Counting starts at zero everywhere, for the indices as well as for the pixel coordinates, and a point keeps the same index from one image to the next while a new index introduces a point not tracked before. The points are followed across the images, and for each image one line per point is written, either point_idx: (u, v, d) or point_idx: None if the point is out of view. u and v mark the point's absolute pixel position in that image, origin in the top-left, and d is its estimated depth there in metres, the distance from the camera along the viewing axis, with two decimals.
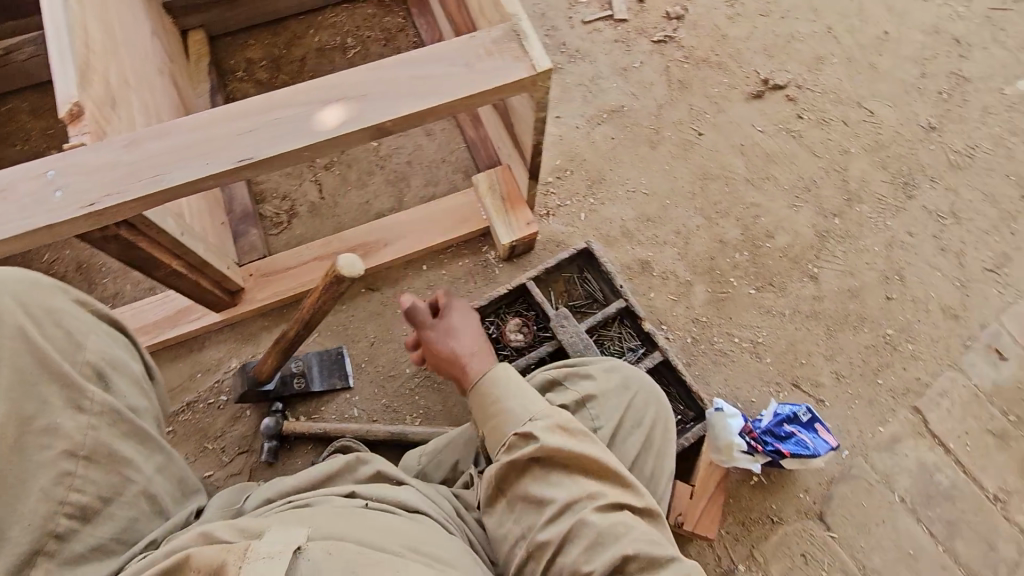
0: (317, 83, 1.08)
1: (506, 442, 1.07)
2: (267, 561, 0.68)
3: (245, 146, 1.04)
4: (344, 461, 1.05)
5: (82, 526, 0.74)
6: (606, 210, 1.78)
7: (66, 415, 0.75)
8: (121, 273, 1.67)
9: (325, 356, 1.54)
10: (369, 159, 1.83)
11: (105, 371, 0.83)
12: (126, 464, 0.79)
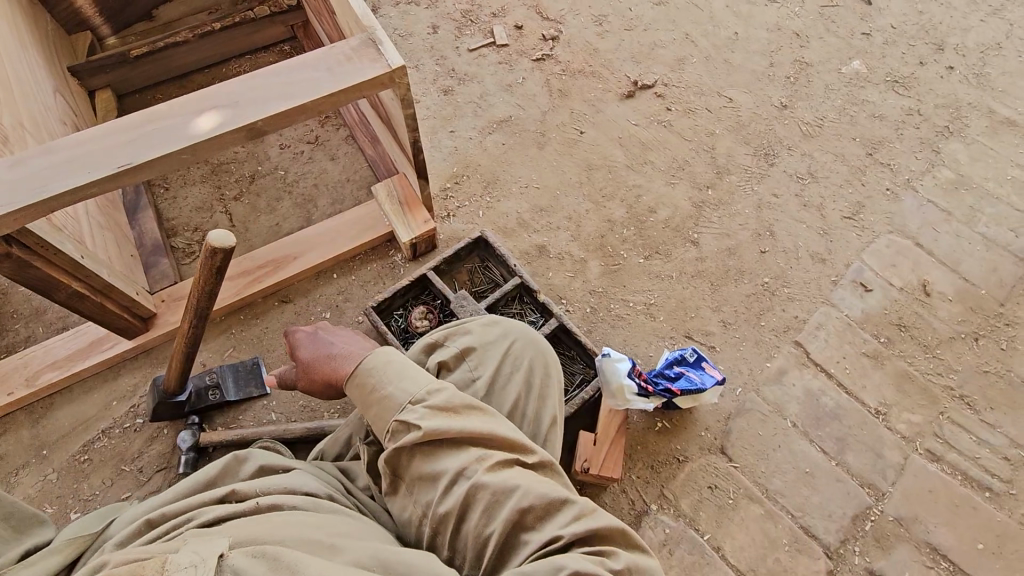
0: (192, 97, 1.20)
1: (389, 429, 1.11)
2: (191, 569, 0.74)
3: (123, 157, 1.14)
4: (224, 465, 1.12)
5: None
6: (502, 206, 1.92)
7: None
8: (33, 317, 1.71)
9: (241, 367, 1.58)
10: (277, 187, 1.94)
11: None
12: None
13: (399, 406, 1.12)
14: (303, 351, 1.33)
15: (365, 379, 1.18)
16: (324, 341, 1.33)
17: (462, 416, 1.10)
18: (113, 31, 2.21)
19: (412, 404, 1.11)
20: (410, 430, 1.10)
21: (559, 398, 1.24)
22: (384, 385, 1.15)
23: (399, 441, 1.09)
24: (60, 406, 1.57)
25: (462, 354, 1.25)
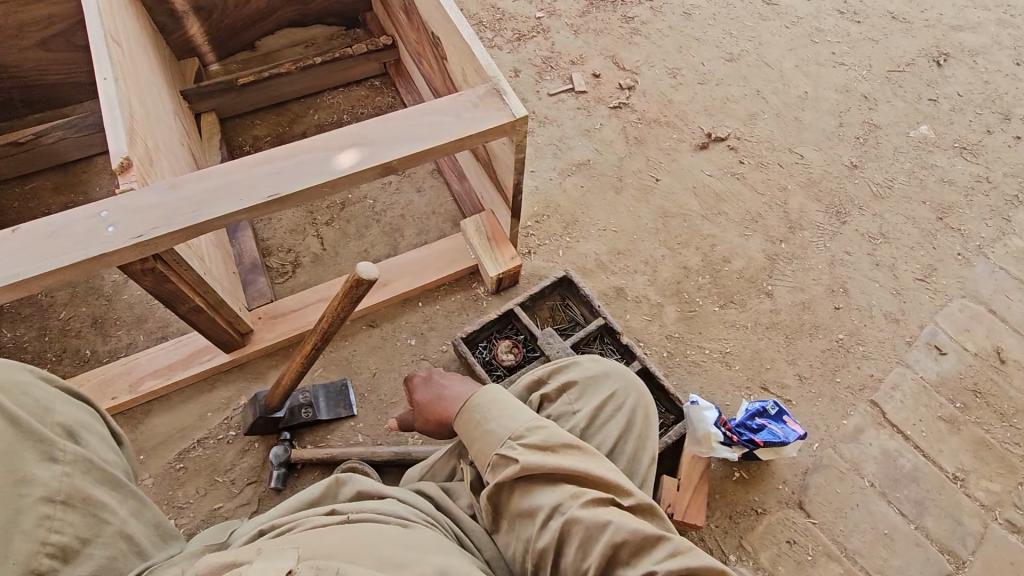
0: (329, 136, 1.29)
1: (490, 463, 1.17)
2: None
3: (263, 187, 1.21)
4: (325, 486, 1.17)
5: (62, 566, 0.74)
6: (580, 247, 1.99)
7: (41, 466, 0.78)
8: (134, 325, 1.79)
9: (330, 387, 1.65)
10: (366, 215, 2.03)
11: (72, 429, 0.87)
12: (101, 507, 0.82)
13: (500, 441, 1.17)
14: (420, 395, 1.40)
15: (470, 417, 1.23)
16: (437, 384, 1.38)
17: (559, 453, 1.13)
18: (218, 59, 2.36)
19: (512, 440, 1.16)
20: (508, 465, 1.14)
21: (659, 440, 1.25)
22: (488, 422, 1.21)
23: (499, 476, 1.14)
24: (157, 413, 1.63)
25: (563, 388, 1.29)
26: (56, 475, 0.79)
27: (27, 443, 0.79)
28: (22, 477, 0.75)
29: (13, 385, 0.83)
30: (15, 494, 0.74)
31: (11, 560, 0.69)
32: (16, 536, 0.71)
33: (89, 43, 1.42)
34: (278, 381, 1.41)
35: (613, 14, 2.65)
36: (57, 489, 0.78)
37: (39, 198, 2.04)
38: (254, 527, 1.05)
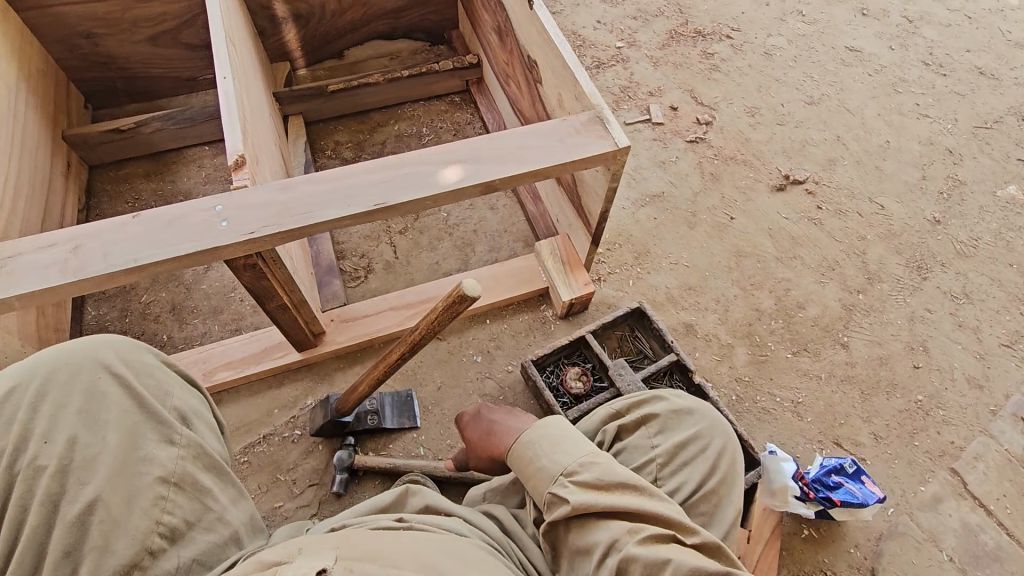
0: (429, 152, 1.31)
1: (545, 501, 1.12)
2: None
3: (365, 198, 1.23)
4: (394, 494, 1.14)
5: (168, 547, 0.82)
6: (651, 279, 1.97)
7: (159, 448, 0.88)
8: (210, 315, 1.83)
9: (396, 398, 1.65)
10: (439, 227, 2.05)
11: (187, 415, 0.96)
12: (206, 493, 0.90)
13: (551, 479, 1.13)
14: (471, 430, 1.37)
15: (520, 461, 1.18)
16: (485, 418, 1.37)
17: (615, 491, 1.09)
18: (307, 64, 2.44)
19: (564, 477, 1.12)
20: (559, 506, 1.09)
21: (743, 484, 1.21)
22: (537, 463, 1.16)
23: (552, 514, 1.10)
24: (227, 404, 1.66)
25: (641, 420, 1.26)
26: (172, 457, 0.88)
27: (150, 426, 0.89)
28: (144, 457, 0.86)
29: (141, 371, 0.94)
30: (137, 473, 0.85)
31: (128, 533, 0.80)
32: (134, 513, 0.82)
33: (212, 44, 1.49)
34: (354, 388, 1.41)
35: (693, 49, 2.66)
36: (170, 471, 0.87)
37: (131, 183, 2.12)
38: (330, 524, 1.04)
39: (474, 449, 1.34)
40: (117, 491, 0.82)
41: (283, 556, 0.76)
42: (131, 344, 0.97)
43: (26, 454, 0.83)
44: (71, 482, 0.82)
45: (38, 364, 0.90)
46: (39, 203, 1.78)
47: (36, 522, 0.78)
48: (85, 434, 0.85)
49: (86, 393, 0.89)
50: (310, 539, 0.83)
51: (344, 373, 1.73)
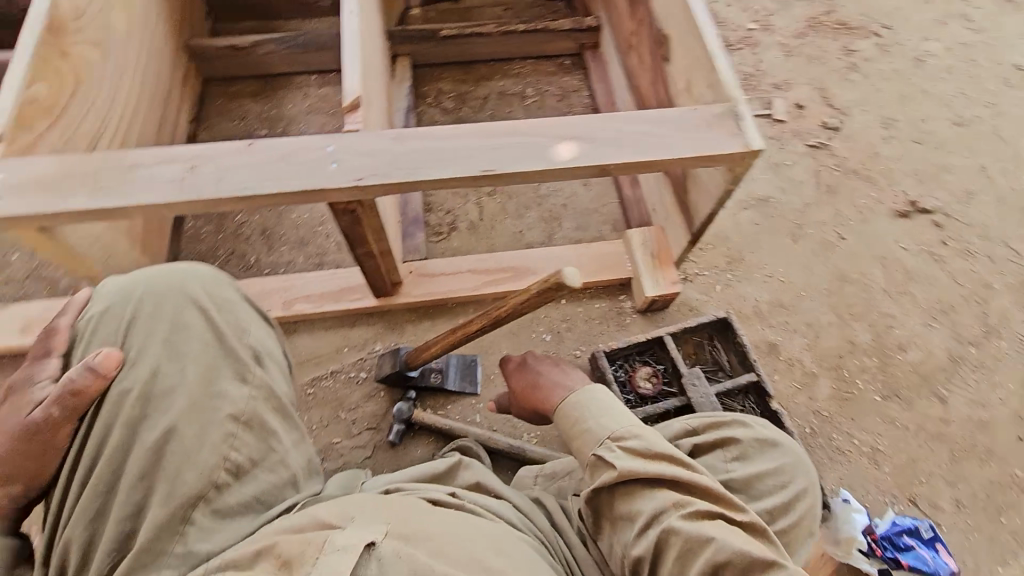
0: (538, 127, 1.24)
1: (587, 462, 1.09)
2: (338, 556, 0.67)
3: (468, 165, 1.18)
4: (448, 463, 1.09)
5: (233, 482, 0.84)
6: (741, 288, 1.85)
7: (233, 385, 0.88)
8: (297, 245, 1.87)
9: (460, 360, 1.65)
10: (529, 196, 1.99)
11: (262, 354, 0.94)
12: (272, 435, 0.89)
13: (597, 440, 1.10)
14: (515, 379, 1.33)
15: (571, 418, 1.16)
16: (532, 369, 1.32)
17: (661, 462, 1.05)
18: (422, 4, 2.37)
19: (610, 441, 1.08)
20: (605, 467, 1.06)
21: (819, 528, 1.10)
22: (586, 425, 1.12)
23: (596, 478, 1.07)
24: (301, 335, 1.71)
25: (718, 442, 1.16)
26: (243, 396, 0.88)
27: (226, 363, 0.90)
28: (218, 391, 0.87)
29: (223, 307, 0.94)
30: (209, 408, 0.85)
31: (197, 466, 0.81)
32: (203, 446, 0.83)
33: None
34: (429, 347, 1.41)
35: (834, 42, 2.40)
36: (239, 410, 0.87)
37: (239, 102, 2.16)
38: (382, 486, 0.99)
39: (518, 390, 1.32)
40: (190, 423, 0.84)
41: (343, 519, 0.76)
42: (219, 279, 0.98)
43: (115, 375, 0.86)
44: (152, 409, 0.84)
45: (133, 290, 0.93)
46: (156, 110, 1.85)
47: (119, 443, 0.82)
48: (166, 362, 0.87)
49: (173, 322, 0.90)
50: (374, 500, 0.82)
51: (413, 325, 1.73)
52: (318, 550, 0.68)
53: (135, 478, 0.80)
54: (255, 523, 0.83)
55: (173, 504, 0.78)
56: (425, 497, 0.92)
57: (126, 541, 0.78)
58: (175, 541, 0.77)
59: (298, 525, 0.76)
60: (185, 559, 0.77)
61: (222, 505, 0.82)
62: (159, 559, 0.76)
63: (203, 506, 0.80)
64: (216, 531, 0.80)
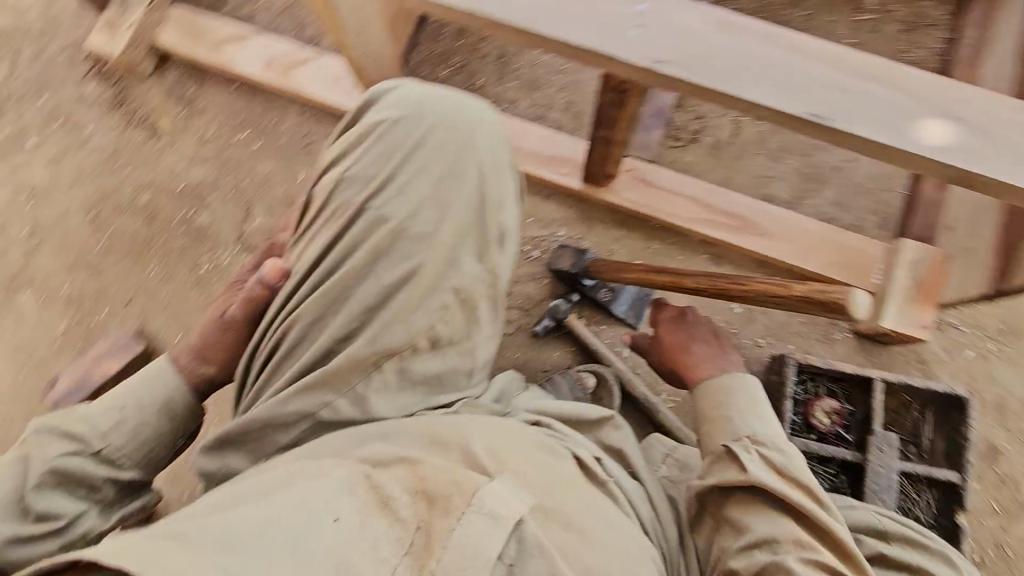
0: (906, 86, 0.90)
1: (712, 451, 0.94)
2: (489, 525, 0.57)
3: (795, 99, 0.89)
4: (596, 414, 0.98)
5: (427, 352, 0.77)
6: (998, 369, 1.45)
7: (470, 260, 0.79)
8: (526, 86, 1.69)
9: (638, 294, 1.45)
10: (800, 140, 1.61)
11: (507, 237, 0.82)
12: (479, 323, 0.81)
13: (734, 434, 0.94)
14: (664, 329, 1.14)
15: (715, 399, 1.00)
16: (689, 331, 1.12)
17: (800, 490, 0.86)
18: None
19: (748, 440, 0.92)
20: (734, 464, 0.91)
21: None
22: (730, 414, 0.96)
23: (718, 472, 0.92)
24: None
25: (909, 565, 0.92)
26: (475, 273, 0.79)
27: (476, 232, 0.80)
28: (457, 257, 0.79)
29: (498, 171, 0.82)
30: (443, 271, 0.78)
31: (409, 325, 0.76)
32: (422, 305, 0.76)
33: None
34: (620, 268, 1.28)
35: None
36: (465, 286, 0.79)
37: None
38: (529, 410, 0.92)
39: (666, 342, 1.13)
40: (421, 278, 0.77)
41: (498, 470, 0.69)
42: (505, 137, 0.84)
43: (376, 194, 0.79)
44: (396, 247, 0.77)
45: (424, 108, 0.82)
46: None
47: (355, 265, 0.77)
48: (426, 205, 0.79)
49: (451, 165, 0.80)
50: (530, 457, 0.77)
51: (609, 226, 1.56)
52: (465, 506, 0.58)
53: (356, 305, 0.76)
54: (425, 403, 0.77)
55: (374, 347, 0.74)
56: (571, 454, 0.84)
57: (323, 356, 0.76)
58: (359, 380, 0.74)
59: (456, 458, 0.70)
60: (360, 402, 0.74)
61: (408, 369, 0.76)
62: (340, 387, 0.74)
63: (395, 361, 0.76)
64: (392, 390, 0.76)
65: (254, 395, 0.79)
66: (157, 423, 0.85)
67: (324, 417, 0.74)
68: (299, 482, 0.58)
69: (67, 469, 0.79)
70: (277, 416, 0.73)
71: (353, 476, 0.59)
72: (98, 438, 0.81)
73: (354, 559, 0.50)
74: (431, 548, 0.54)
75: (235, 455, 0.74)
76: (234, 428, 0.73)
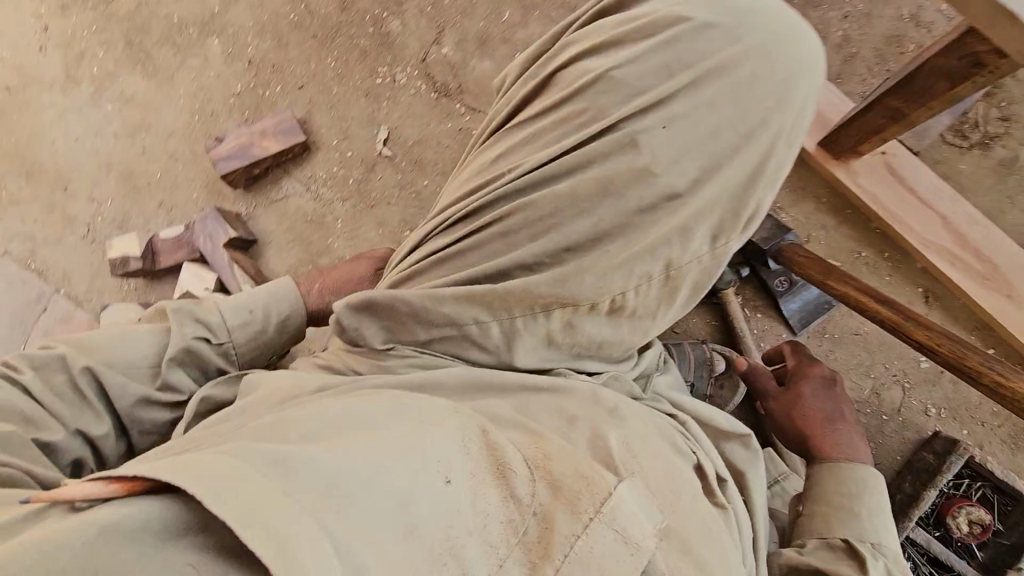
0: None
1: (822, 537, 0.71)
2: (619, 551, 0.48)
3: None
4: (727, 423, 0.79)
5: (603, 315, 0.65)
6: None
7: (702, 236, 0.64)
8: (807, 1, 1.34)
9: (817, 296, 1.20)
10: None
11: (756, 225, 0.66)
12: (671, 305, 0.68)
13: (857, 532, 0.71)
14: (796, 379, 0.88)
15: (843, 484, 0.75)
16: (827, 394, 0.86)
17: None
18: None
19: (874, 546, 0.69)
20: (850, 564, 0.68)
21: None
22: (857, 504, 0.73)
23: (828, 565, 0.68)
24: None
25: None
26: (698, 254, 0.64)
27: (726, 209, 0.64)
28: (691, 228, 0.63)
29: (785, 149, 0.65)
30: (670, 237, 0.63)
31: (607, 279, 0.63)
32: (629, 264, 0.63)
33: None
34: (827, 272, 0.94)
35: None
36: (682, 263, 0.64)
37: None
38: (665, 398, 0.80)
39: (798, 387, 0.87)
40: (643, 237, 0.64)
41: (625, 469, 0.60)
42: (813, 110, 0.65)
43: (643, 117, 0.64)
44: (635, 189, 0.63)
45: (741, 33, 0.64)
46: None
47: (585, 188, 0.64)
48: (690, 155, 0.63)
49: (744, 118, 0.63)
50: (654, 449, 0.66)
51: (822, 208, 1.29)
52: (604, 508, 0.49)
53: (561, 233, 0.65)
54: (571, 362, 0.69)
55: (558, 288, 0.63)
56: (693, 455, 0.71)
57: (500, 276, 0.66)
58: (523, 315, 0.64)
59: (579, 444, 0.62)
60: (511, 335, 0.65)
61: (577, 325, 0.65)
62: (501, 312, 0.64)
63: (569, 311, 0.64)
64: (547, 343, 0.66)
65: (407, 280, 0.72)
66: (277, 336, 0.81)
67: (471, 334, 0.65)
68: (410, 418, 0.50)
69: (198, 352, 0.73)
70: (429, 311, 0.64)
71: (465, 429, 0.52)
72: (229, 331, 0.76)
73: (460, 537, 0.44)
74: (550, 548, 0.47)
75: (371, 322, 0.67)
76: (377, 301, 0.66)
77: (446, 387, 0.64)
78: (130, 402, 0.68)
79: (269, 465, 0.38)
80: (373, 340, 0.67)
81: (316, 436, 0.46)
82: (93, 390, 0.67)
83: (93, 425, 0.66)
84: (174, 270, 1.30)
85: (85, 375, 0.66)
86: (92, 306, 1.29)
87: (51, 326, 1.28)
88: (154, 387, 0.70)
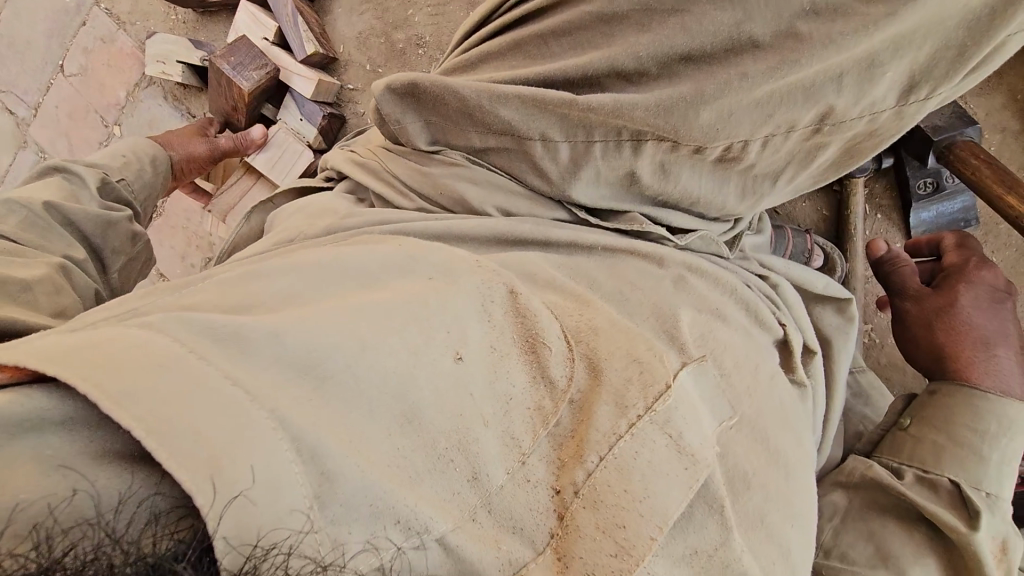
0: None
1: (929, 473, 0.61)
2: (677, 470, 0.37)
3: None
4: (814, 286, 0.65)
5: (710, 166, 0.49)
6: None
7: (884, 85, 0.44)
8: None
9: (959, 210, 0.83)
10: None
11: (982, 68, 0.44)
12: (804, 169, 0.50)
13: (974, 477, 0.59)
14: (947, 280, 0.68)
15: (981, 420, 0.60)
16: (988, 304, 0.65)
17: None
18: None
19: (991, 494, 0.58)
20: (951, 509, 0.58)
21: None
22: (980, 444, 0.60)
23: (916, 499, 0.59)
24: None
25: None
26: (875, 109, 0.45)
27: (948, 37, 0.42)
28: (883, 65, 0.43)
29: None
30: (843, 75, 0.43)
31: (732, 115, 0.45)
32: (769, 103, 0.44)
33: None
34: (1018, 185, 0.64)
35: None
36: (846, 116, 0.45)
37: None
38: (755, 257, 0.62)
39: (952, 291, 0.67)
40: (805, 66, 0.42)
41: (696, 350, 0.46)
42: None
43: None
44: None
45: None
46: None
47: None
48: None
49: None
50: (735, 323, 0.51)
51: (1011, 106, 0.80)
52: (660, 402, 0.38)
53: (685, 30, 0.44)
54: (651, 205, 0.53)
55: (658, 114, 0.45)
56: (779, 328, 0.56)
57: (583, 82, 0.48)
58: (604, 140, 0.48)
59: (639, 316, 0.48)
60: (581, 161, 0.50)
61: (672, 171, 0.49)
62: (576, 131, 0.48)
63: (663, 149, 0.48)
64: (626, 185, 0.51)
65: (467, 68, 0.57)
66: (156, 172, 0.88)
67: (531, 152, 0.50)
68: (419, 277, 0.40)
69: (109, 187, 0.76)
70: (486, 112, 0.50)
71: (489, 288, 0.41)
72: (119, 171, 0.80)
73: (474, 429, 0.35)
74: (584, 445, 0.38)
75: (416, 115, 0.54)
76: (426, 82, 0.51)
77: (475, 240, 0.50)
78: (92, 220, 0.67)
79: (213, 347, 0.30)
80: (418, 141, 0.55)
81: (302, 301, 0.36)
82: (57, 221, 0.64)
83: (73, 247, 0.63)
84: (229, 7, 1.13)
85: (44, 207, 0.63)
86: (135, 31, 1.17)
87: (91, 45, 1.19)
88: (97, 209, 0.69)
